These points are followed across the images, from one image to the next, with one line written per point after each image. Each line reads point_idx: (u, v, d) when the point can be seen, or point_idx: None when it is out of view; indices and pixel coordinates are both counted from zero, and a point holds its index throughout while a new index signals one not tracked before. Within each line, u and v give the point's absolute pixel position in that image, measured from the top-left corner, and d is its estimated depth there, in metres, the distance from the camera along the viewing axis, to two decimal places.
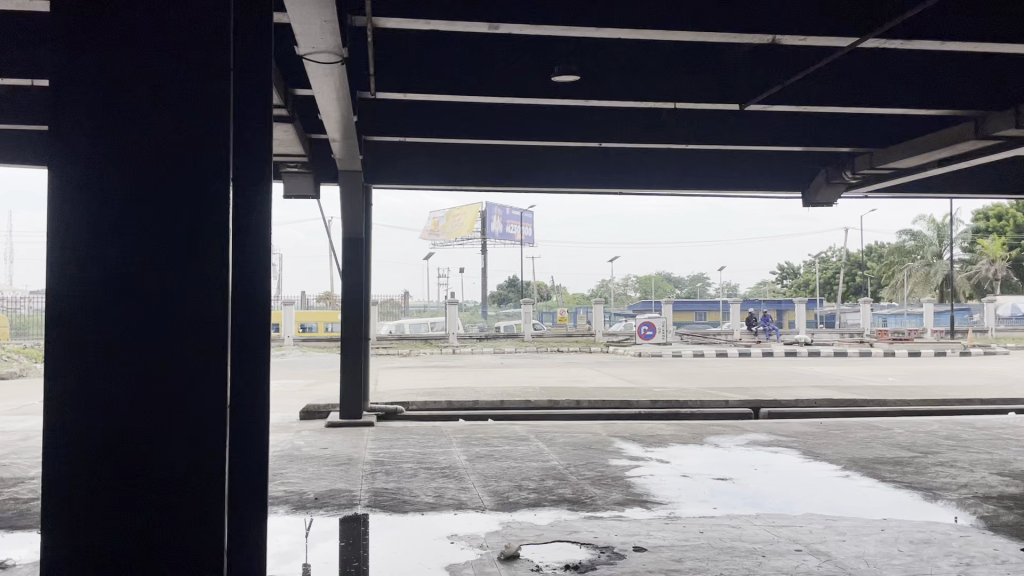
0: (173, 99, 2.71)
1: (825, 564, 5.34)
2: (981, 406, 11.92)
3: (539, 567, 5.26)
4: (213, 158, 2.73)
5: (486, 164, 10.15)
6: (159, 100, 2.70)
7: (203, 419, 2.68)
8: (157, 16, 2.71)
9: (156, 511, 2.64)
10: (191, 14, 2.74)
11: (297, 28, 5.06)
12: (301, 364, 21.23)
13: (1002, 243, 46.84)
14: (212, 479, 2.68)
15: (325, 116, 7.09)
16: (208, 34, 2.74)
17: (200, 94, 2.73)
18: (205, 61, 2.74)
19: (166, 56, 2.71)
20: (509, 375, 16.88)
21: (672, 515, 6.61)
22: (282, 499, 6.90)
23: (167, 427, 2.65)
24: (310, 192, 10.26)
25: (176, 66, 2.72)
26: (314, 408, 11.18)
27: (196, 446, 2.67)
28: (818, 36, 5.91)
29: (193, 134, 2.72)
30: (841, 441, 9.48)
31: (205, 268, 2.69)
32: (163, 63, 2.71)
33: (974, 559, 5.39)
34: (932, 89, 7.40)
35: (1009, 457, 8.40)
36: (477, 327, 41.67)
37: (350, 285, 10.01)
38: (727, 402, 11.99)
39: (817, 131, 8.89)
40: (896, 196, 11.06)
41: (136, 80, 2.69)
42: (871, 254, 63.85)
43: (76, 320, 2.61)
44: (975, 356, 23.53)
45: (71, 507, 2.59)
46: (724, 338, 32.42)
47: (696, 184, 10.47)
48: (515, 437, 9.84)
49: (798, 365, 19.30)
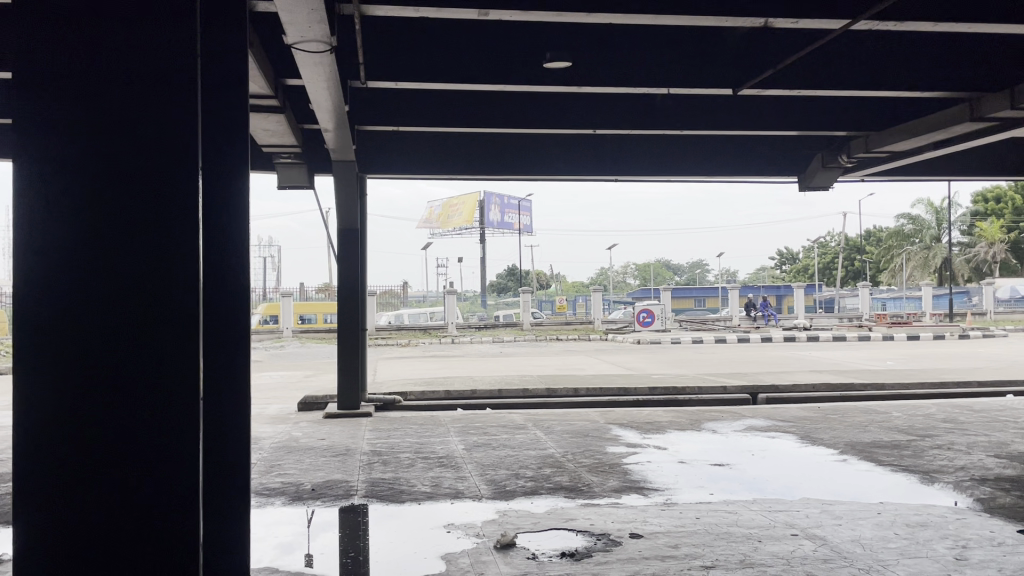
0: (141, 102, 2.70)
1: (821, 548, 5.33)
2: (979, 388, 11.92)
3: (535, 555, 5.26)
4: (182, 158, 2.72)
5: (480, 153, 10.10)
6: (126, 95, 2.69)
7: (177, 402, 2.70)
8: (127, 13, 2.69)
9: (130, 493, 2.66)
10: (161, 16, 2.71)
11: (284, 17, 5.01)
12: (299, 356, 21.24)
13: (1002, 226, 46.69)
14: (188, 460, 2.70)
15: (315, 106, 7.07)
16: (179, 36, 2.73)
17: (170, 88, 2.72)
18: (176, 64, 2.72)
19: (135, 60, 2.70)
20: (507, 364, 16.88)
21: (669, 501, 6.62)
22: (279, 491, 6.90)
23: (140, 410, 2.67)
24: (304, 182, 10.23)
25: (145, 55, 2.70)
26: (312, 399, 11.19)
27: (169, 428, 2.69)
28: (810, 19, 5.83)
29: (161, 129, 2.71)
30: (839, 426, 9.47)
31: (174, 269, 2.69)
32: (133, 55, 2.70)
33: (970, 542, 5.39)
34: (927, 71, 7.34)
35: (1007, 439, 8.39)
36: (476, 317, 41.67)
37: (345, 275, 10.00)
38: (725, 388, 12.01)
39: (811, 116, 8.85)
40: (892, 178, 11.02)
41: (105, 75, 2.67)
42: (870, 239, 63.77)
43: (46, 303, 2.60)
44: (974, 339, 23.54)
45: (45, 488, 2.60)
46: (722, 324, 32.36)
47: (693, 170, 10.42)
48: (512, 426, 9.85)
49: (796, 351, 19.24)
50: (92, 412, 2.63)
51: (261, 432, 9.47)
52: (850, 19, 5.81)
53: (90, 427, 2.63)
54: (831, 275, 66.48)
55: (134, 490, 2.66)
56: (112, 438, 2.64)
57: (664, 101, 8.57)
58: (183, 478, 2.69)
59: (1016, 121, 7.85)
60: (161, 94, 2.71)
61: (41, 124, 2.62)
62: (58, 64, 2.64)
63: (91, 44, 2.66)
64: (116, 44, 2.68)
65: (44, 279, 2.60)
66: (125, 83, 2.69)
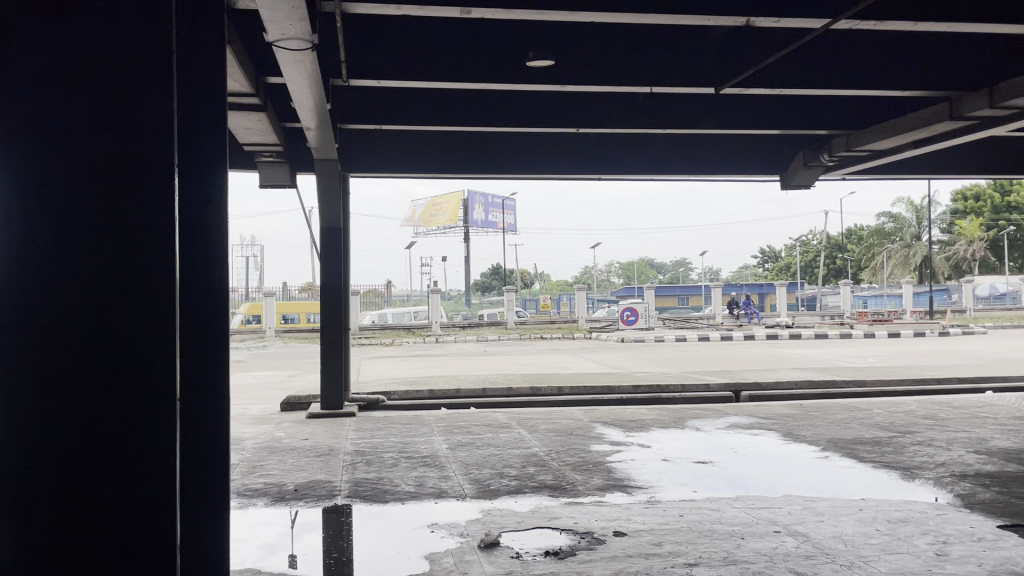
0: (115, 103, 2.68)
1: (804, 545, 5.36)
2: (959, 385, 12.03)
3: (518, 554, 5.26)
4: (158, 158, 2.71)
5: (463, 151, 10.08)
6: (101, 97, 2.67)
7: (152, 397, 2.68)
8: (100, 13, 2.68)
9: (107, 489, 2.64)
10: (135, 17, 2.70)
11: (265, 14, 4.97)
12: (282, 356, 21.15)
13: (980, 224, 47.16)
14: (165, 456, 2.69)
15: (297, 104, 7.03)
16: (154, 35, 2.71)
17: (145, 88, 2.70)
18: (151, 64, 2.71)
19: (110, 61, 2.68)
20: (490, 363, 16.88)
21: (653, 499, 6.64)
22: (262, 491, 6.85)
23: (115, 405, 2.65)
24: (286, 181, 10.17)
25: (118, 56, 2.68)
26: (295, 399, 11.13)
27: (145, 424, 2.67)
28: (791, 18, 5.86)
29: (137, 130, 2.69)
30: (821, 423, 9.53)
31: (151, 270, 2.68)
32: (107, 56, 2.68)
33: (950, 537, 5.43)
34: (907, 71, 7.39)
35: (987, 435, 8.47)
36: (460, 316, 41.63)
37: (328, 274, 9.94)
38: (708, 386, 12.06)
39: (792, 115, 8.90)
40: (873, 176, 11.10)
41: (78, 76, 2.65)
42: (851, 237, 64.22)
43: (17, 294, 2.58)
44: (954, 336, 23.75)
45: (15, 483, 2.57)
46: (705, 323, 32.46)
47: (676, 169, 10.44)
48: (496, 424, 9.84)
49: (778, 349, 19.34)
50: (67, 407, 2.61)
51: (243, 432, 9.40)
52: (830, 18, 5.84)
53: (65, 422, 2.61)
54: (813, 273, 66.95)
55: (108, 485, 2.64)
56: (89, 436, 2.63)
57: (648, 100, 8.60)
58: (159, 474, 2.67)
59: (994, 121, 7.93)
60: (137, 95, 2.69)
61: (13, 126, 2.60)
62: (31, 58, 2.62)
63: (63, 45, 2.64)
64: (88, 45, 2.66)
65: (16, 271, 2.57)
66: (101, 80, 2.67)
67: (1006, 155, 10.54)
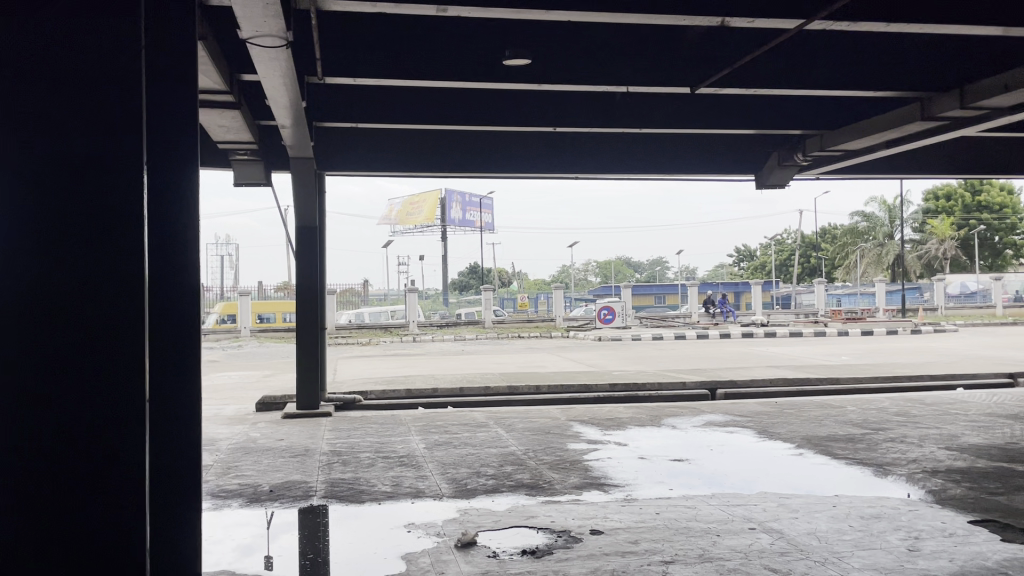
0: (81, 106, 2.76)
1: (778, 541, 5.41)
2: (931, 382, 12.19)
3: (495, 553, 5.25)
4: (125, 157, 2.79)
5: (441, 150, 10.05)
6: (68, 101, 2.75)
7: (121, 391, 2.77)
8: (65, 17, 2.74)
9: (77, 481, 2.73)
10: (99, 20, 2.76)
11: (239, 11, 4.92)
12: (258, 355, 20.99)
13: (952, 223, 47.81)
14: (134, 452, 2.77)
15: (272, 102, 6.98)
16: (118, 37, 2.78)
17: (110, 91, 2.78)
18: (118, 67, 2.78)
19: (75, 65, 2.75)
20: (468, 362, 16.85)
21: (630, 497, 6.66)
22: (236, 492, 6.79)
23: (85, 396, 2.74)
24: (262, 179, 10.10)
25: (84, 61, 2.76)
26: (271, 399, 11.04)
27: (112, 421, 2.76)
28: (765, 18, 5.90)
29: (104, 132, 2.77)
30: (795, 420, 9.61)
31: (119, 267, 2.77)
32: (74, 60, 2.75)
33: (922, 533, 5.50)
34: (880, 72, 7.47)
35: (957, 431, 8.59)
36: (437, 315, 41.57)
37: (304, 273, 9.87)
38: (684, 384, 12.13)
39: (767, 115, 8.98)
40: (847, 176, 11.21)
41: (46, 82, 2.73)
42: (825, 236, 64.87)
43: None
44: (926, 334, 24.08)
45: None
46: (682, 322, 32.64)
47: (653, 169, 10.49)
48: (474, 424, 9.83)
49: (753, 347, 19.49)
50: (40, 401, 2.71)
51: (218, 433, 9.31)
52: (804, 20, 5.89)
53: (37, 415, 2.70)
54: (788, 271, 67.58)
55: (78, 477, 2.73)
56: (61, 430, 2.72)
57: (624, 99, 8.64)
58: (128, 470, 2.76)
59: (965, 122, 8.05)
60: (103, 97, 2.77)
61: None
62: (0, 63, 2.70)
63: (30, 50, 2.72)
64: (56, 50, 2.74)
65: None
66: (68, 86, 2.75)
67: (977, 156, 10.70)
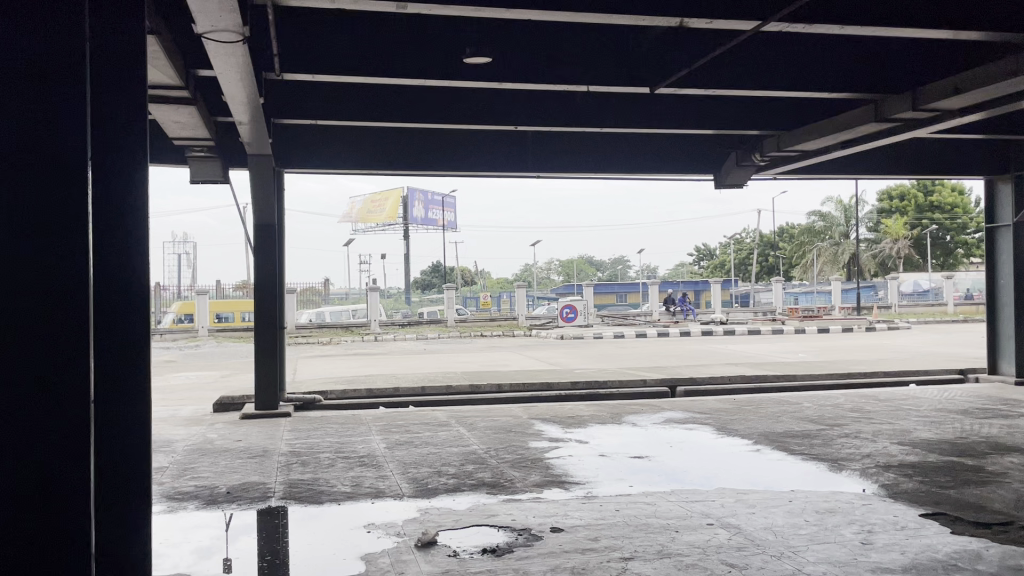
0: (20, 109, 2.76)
1: (735, 536, 5.48)
2: (884, 378, 12.44)
3: (456, 552, 5.24)
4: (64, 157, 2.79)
5: (401, 148, 9.99)
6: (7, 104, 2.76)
7: (64, 395, 2.79)
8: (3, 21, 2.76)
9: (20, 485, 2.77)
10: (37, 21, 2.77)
11: (193, 5, 4.83)
12: (216, 355, 20.68)
13: (905, 223, 48.85)
14: (77, 456, 2.80)
15: (229, 98, 6.87)
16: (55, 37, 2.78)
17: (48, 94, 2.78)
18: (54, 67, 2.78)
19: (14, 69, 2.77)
20: (429, 361, 16.79)
21: (590, 494, 6.69)
22: (192, 495, 6.68)
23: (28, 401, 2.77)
24: (219, 177, 9.93)
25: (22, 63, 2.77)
26: (229, 399, 10.89)
27: (55, 426, 2.78)
28: (723, 19, 5.96)
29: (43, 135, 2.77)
30: (753, 417, 9.74)
31: (60, 271, 2.79)
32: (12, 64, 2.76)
33: (874, 526, 5.61)
34: (835, 74, 7.60)
35: (909, 427, 8.78)
36: (399, 314, 41.37)
37: (263, 272, 9.75)
38: (645, 381, 12.22)
39: (725, 116, 9.08)
40: (804, 176, 11.39)
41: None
42: (784, 235, 65.88)
43: None
44: (880, 331, 24.58)
45: None
46: (643, 320, 32.89)
47: (614, 168, 10.55)
48: (435, 423, 9.79)
49: (712, 344, 19.73)
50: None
51: (173, 434, 9.15)
52: (760, 22, 5.96)
53: None
54: (747, 270, 68.54)
55: (22, 481, 2.77)
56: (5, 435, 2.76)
57: (585, 99, 8.68)
58: (72, 473, 2.79)
59: (916, 124, 8.22)
60: (42, 100, 2.77)
61: None
62: None
63: None
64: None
65: None
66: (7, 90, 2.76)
67: (928, 157, 10.95)
